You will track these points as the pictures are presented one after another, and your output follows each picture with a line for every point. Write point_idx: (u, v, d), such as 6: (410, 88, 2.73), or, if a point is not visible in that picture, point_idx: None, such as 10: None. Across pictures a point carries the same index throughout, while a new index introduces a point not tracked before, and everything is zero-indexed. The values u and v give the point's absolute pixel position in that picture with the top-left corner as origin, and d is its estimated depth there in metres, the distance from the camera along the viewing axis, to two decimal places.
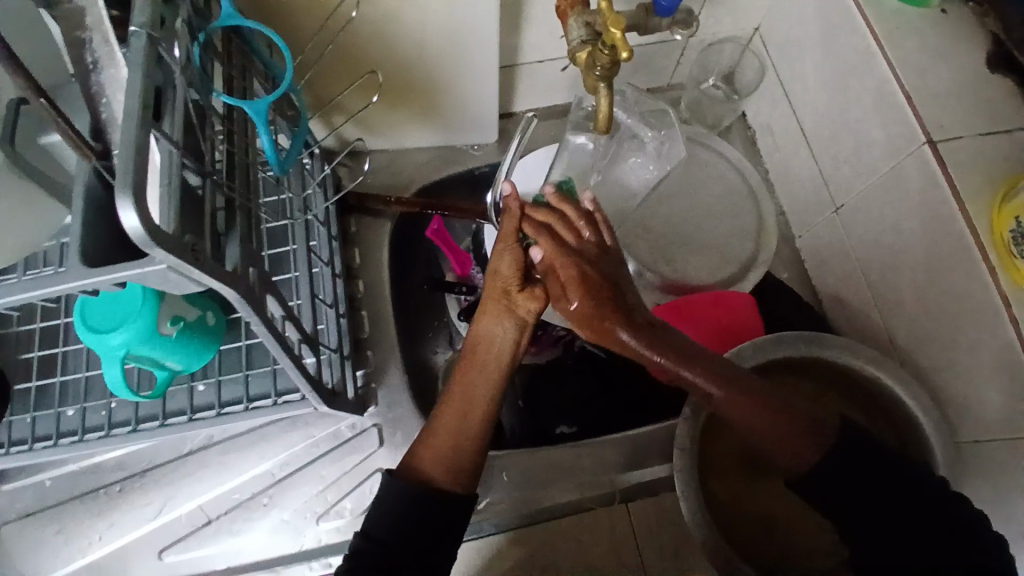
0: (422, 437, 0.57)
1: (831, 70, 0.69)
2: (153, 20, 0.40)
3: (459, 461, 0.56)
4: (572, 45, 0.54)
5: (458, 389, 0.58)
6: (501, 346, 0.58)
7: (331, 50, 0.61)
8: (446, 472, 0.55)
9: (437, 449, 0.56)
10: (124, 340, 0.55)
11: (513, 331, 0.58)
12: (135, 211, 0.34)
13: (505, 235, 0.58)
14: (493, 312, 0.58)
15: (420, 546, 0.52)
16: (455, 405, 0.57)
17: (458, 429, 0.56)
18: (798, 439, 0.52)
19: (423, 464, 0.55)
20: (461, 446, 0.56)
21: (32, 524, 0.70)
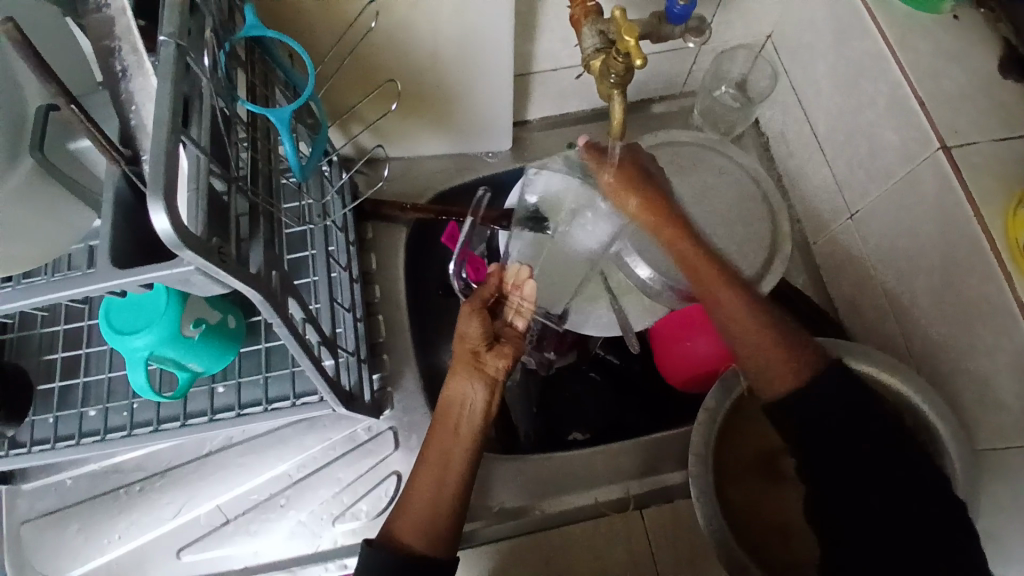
0: (400, 505, 0.58)
1: (843, 75, 0.70)
2: (181, 30, 0.41)
3: (438, 518, 0.57)
4: (585, 53, 0.55)
5: (432, 454, 0.60)
6: (471, 405, 0.61)
7: (350, 60, 0.63)
8: (425, 533, 0.56)
9: (416, 515, 0.56)
10: (148, 341, 0.56)
11: (484, 391, 0.61)
12: (166, 214, 0.35)
13: (477, 305, 0.65)
14: (464, 372, 0.61)
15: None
16: (431, 464, 0.59)
17: (436, 490, 0.58)
18: (778, 362, 0.57)
19: (403, 529, 0.56)
20: (438, 507, 0.57)
21: (55, 522, 0.71)
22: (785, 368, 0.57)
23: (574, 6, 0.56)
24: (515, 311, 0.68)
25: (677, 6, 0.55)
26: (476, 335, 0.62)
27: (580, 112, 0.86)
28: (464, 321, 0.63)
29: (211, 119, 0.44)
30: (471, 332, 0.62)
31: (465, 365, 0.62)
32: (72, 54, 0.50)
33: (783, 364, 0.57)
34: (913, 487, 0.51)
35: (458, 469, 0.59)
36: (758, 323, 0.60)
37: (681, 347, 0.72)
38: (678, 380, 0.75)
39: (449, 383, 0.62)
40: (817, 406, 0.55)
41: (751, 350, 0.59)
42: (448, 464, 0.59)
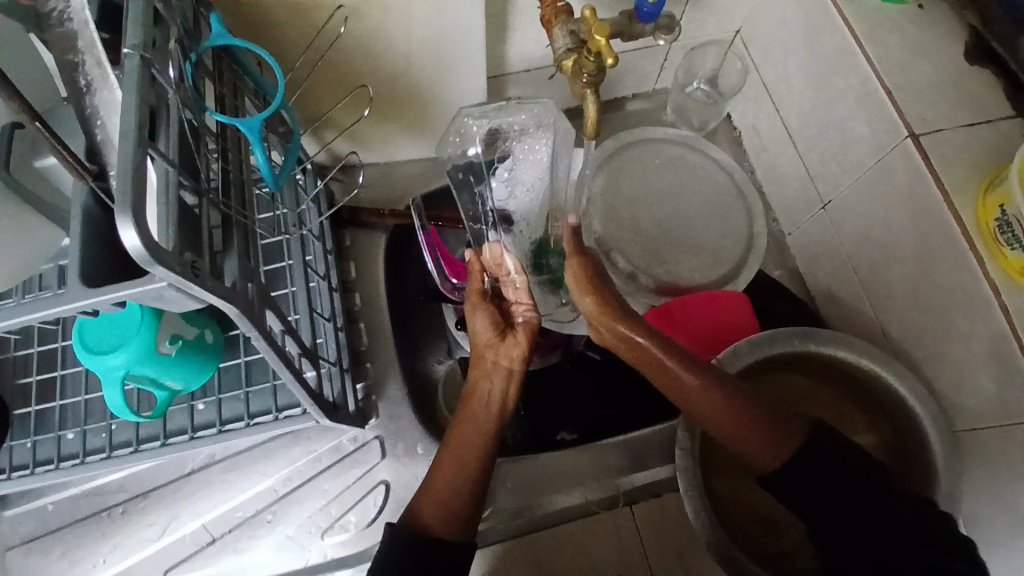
0: (420, 491, 0.57)
1: (812, 68, 0.71)
2: (146, 42, 0.40)
3: (462, 502, 0.55)
4: (558, 53, 0.55)
5: (451, 444, 0.58)
6: (494, 397, 0.60)
7: (321, 67, 0.62)
8: (448, 514, 0.55)
9: (437, 497, 0.55)
10: (122, 360, 0.55)
11: (503, 380, 0.61)
12: (136, 230, 0.35)
13: (478, 292, 0.63)
14: (480, 369, 0.61)
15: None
16: (450, 451, 0.58)
17: (454, 479, 0.56)
18: (768, 441, 0.52)
19: (426, 514, 0.55)
20: (460, 495, 0.56)
21: (34, 550, 0.70)
22: (769, 448, 0.51)
23: (544, 7, 0.56)
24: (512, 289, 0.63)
25: (647, 6, 0.55)
26: (485, 324, 0.62)
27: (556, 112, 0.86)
28: (475, 312, 0.63)
29: (180, 131, 0.43)
30: (478, 320, 0.62)
31: (481, 354, 0.62)
32: (34, 69, 0.49)
33: (778, 446, 0.51)
34: (902, 496, 0.49)
35: (479, 452, 0.57)
36: (729, 407, 0.53)
37: None
38: None
39: (475, 374, 0.62)
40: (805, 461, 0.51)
41: (740, 434, 0.53)
42: (464, 451, 0.58)
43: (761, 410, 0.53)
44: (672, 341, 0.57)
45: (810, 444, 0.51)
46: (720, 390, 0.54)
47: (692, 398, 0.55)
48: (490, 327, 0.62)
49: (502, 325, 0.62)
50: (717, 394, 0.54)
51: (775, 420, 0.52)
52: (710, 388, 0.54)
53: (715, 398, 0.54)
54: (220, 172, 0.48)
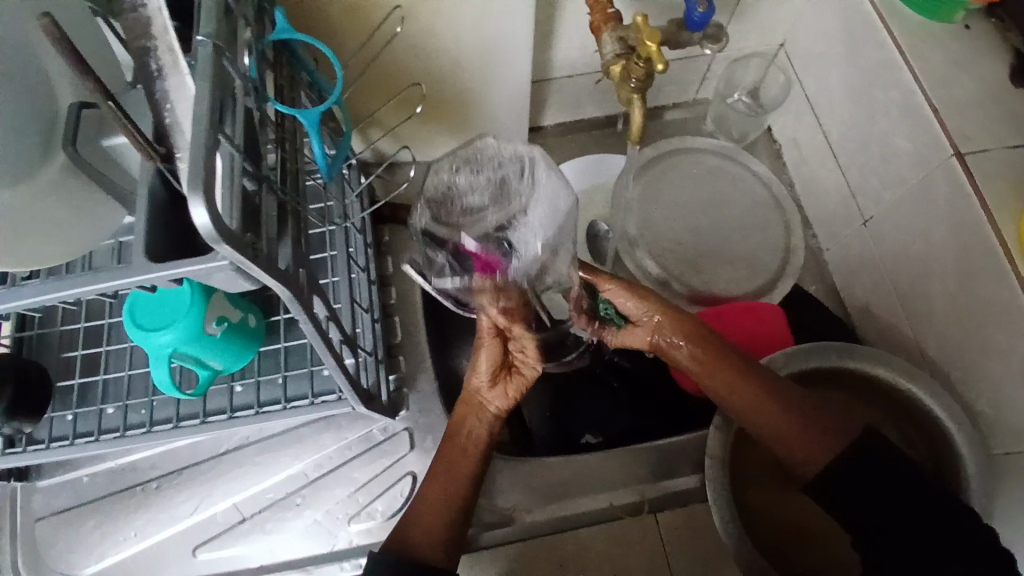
0: (410, 510, 0.60)
1: (856, 83, 0.70)
2: (218, 32, 0.43)
3: (445, 527, 0.58)
4: (606, 59, 0.56)
5: (443, 466, 0.61)
6: (479, 430, 0.62)
7: (374, 66, 0.64)
8: (434, 538, 0.57)
9: (427, 519, 0.59)
10: (171, 338, 0.57)
11: (489, 421, 0.63)
12: (206, 209, 0.36)
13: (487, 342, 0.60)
14: (469, 406, 0.63)
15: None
16: (438, 476, 0.61)
17: (444, 505, 0.59)
18: (819, 445, 0.55)
19: (417, 537, 0.57)
20: (446, 520, 0.59)
21: (71, 520, 0.72)
22: (819, 448, 0.54)
23: (594, 12, 0.56)
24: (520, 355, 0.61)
25: (697, 14, 0.55)
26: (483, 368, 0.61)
27: (595, 119, 0.87)
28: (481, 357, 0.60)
29: (244, 119, 0.45)
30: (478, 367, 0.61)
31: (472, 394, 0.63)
32: (105, 54, 0.51)
33: (826, 452, 0.54)
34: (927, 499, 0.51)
35: (464, 480, 0.61)
36: (783, 408, 0.57)
37: None
38: (692, 385, 0.75)
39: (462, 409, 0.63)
40: (841, 470, 0.53)
41: (794, 440, 0.56)
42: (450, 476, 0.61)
43: (811, 415, 0.56)
44: (730, 350, 0.60)
45: (862, 446, 0.54)
46: (775, 397, 0.57)
47: (747, 407, 0.58)
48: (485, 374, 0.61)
49: (500, 370, 0.62)
50: (772, 402, 0.57)
51: (825, 426, 0.55)
52: (766, 398, 0.57)
53: (770, 408, 0.57)
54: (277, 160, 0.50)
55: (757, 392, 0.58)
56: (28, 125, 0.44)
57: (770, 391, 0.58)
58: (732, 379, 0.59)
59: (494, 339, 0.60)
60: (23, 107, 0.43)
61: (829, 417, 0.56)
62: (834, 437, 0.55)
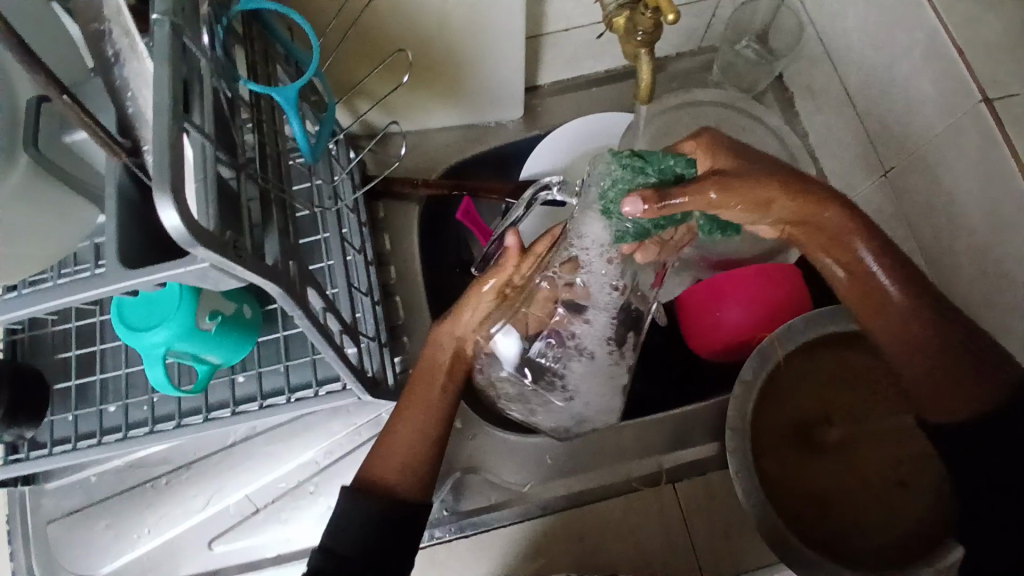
0: (382, 438, 0.55)
1: (876, 21, 0.65)
2: (176, 7, 0.38)
3: (419, 463, 0.54)
4: (608, 11, 0.50)
5: (414, 398, 0.55)
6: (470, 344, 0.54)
7: (354, 32, 0.59)
8: (404, 470, 0.53)
9: (395, 452, 0.54)
10: (164, 337, 0.55)
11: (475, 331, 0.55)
12: (176, 209, 0.33)
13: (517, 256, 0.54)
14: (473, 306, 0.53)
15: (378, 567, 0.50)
16: (415, 404, 0.54)
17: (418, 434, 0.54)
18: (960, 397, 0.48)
19: (386, 472, 0.53)
20: (417, 449, 0.54)
21: (84, 519, 0.71)
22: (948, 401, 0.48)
23: None
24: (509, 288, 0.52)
25: None
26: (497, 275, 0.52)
27: (594, 75, 0.82)
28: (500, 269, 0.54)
29: (215, 102, 0.41)
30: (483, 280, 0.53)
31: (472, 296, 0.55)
32: (57, 39, 0.47)
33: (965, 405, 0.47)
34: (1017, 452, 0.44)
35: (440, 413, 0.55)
36: (925, 357, 0.48)
37: (710, 317, 0.70)
38: (707, 352, 0.73)
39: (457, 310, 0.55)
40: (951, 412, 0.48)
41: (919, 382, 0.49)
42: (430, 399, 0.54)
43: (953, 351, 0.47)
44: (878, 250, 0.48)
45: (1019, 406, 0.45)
46: (924, 330, 0.48)
47: (890, 326, 0.50)
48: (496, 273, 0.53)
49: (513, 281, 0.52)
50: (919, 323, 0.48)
51: (956, 383, 0.47)
52: (904, 304, 0.49)
53: (918, 337, 0.48)
54: (256, 143, 0.46)
55: (906, 310, 0.49)
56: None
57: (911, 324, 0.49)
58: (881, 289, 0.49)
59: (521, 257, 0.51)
60: None
61: (965, 370, 0.47)
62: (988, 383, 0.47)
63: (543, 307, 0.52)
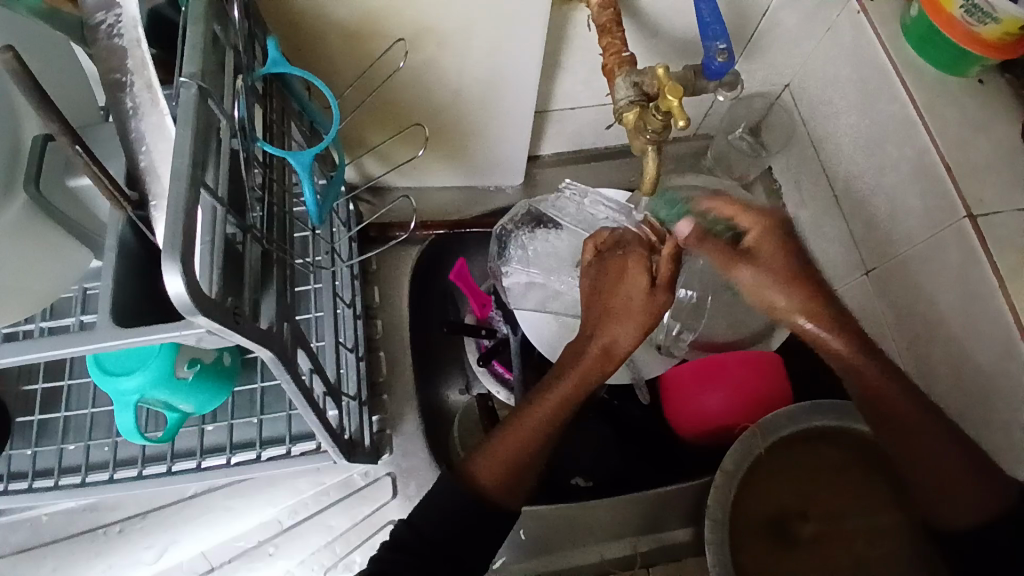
0: (486, 445, 0.57)
1: (865, 132, 0.69)
2: (204, 71, 0.38)
3: (522, 472, 0.56)
4: (618, 106, 0.53)
5: (551, 400, 0.58)
6: (615, 354, 0.58)
7: (373, 97, 0.61)
8: (502, 482, 0.55)
9: (499, 460, 0.56)
10: (138, 383, 0.53)
11: (628, 340, 0.58)
12: (182, 276, 0.32)
13: (626, 236, 0.64)
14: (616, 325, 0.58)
15: (444, 562, 0.52)
16: (546, 410, 0.58)
17: (531, 447, 0.57)
18: (965, 507, 0.51)
19: (485, 474, 0.55)
20: (522, 460, 0.56)
21: (24, 563, 0.67)
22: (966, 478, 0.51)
23: (607, 55, 0.54)
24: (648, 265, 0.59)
25: (716, 62, 0.53)
26: (640, 272, 0.58)
27: (591, 150, 0.84)
28: (631, 262, 0.59)
29: (230, 163, 0.41)
30: (646, 296, 0.57)
31: (619, 289, 0.58)
32: (71, 79, 0.46)
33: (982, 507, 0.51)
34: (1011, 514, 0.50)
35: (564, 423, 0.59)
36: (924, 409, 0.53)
37: (694, 399, 0.70)
38: (682, 428, 0.72)
39: (605, 314, 0.59)
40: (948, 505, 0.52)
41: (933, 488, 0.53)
42: (547, 414, 0.57)
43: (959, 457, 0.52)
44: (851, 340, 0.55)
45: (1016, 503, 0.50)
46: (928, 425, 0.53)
47: (888, 406, 0.53)
48: (649, 289, 0.58)
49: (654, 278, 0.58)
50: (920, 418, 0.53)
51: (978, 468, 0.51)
52: (866, 356, 0.55)
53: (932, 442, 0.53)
54: (263, 204, 0.46)
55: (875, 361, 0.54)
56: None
57: (918, 399, 0.53)
58: (883, 383, 0.54)
59: (666, 291, 0.58)
60: None
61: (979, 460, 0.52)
62: (993, 483, 0.51)
63: (640, 262, 0.59)
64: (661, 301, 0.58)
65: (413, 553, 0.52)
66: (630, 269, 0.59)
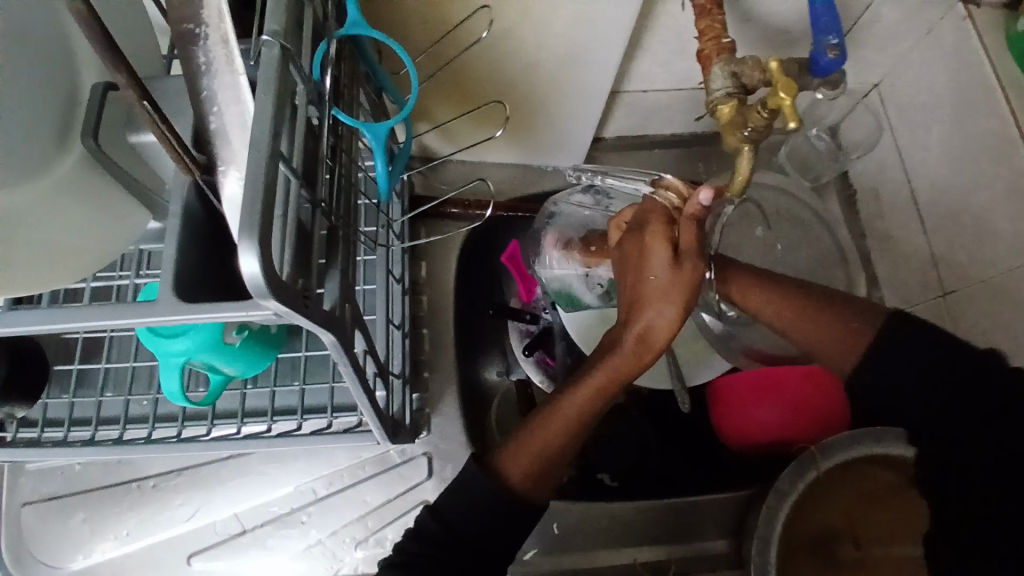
0: (517, 436, 0.54)
1: (960, 145, 0.64)
2: (286, 32, 0.36)
3: (553, 462, 0.53)
4: (713, 96, 0.48)
5: (583, 392, 0.53)
6: (650, 330, 0.50)
7: (443, 67, 0.57)
8: (532, 478, 0.53)
9: (527, 453, 0.53)
10: (186, 346, 0.51)
11: (664, 318, 0.49)
12: (257, 258, 0.30)
13: (646, 205, 0.53)
14: (650, 299, 0.49)
15: (500, 545, 0.52)
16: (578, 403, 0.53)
17: (564, 440, 0.53)
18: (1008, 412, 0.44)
19: (514, 468, 0.52)
20: (557, 451, 0.53)
21: (59, 509, 0.67)
22: None
23: (703, 40, 0.50)
24: (668, 238, 0.49)
25: (825, 58, 0.48)
26: (659, 243, 0.49)
27: (658, 136, 0.80)
28: (649, 235, 0.49)
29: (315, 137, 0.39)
30: (675, 274, 0.48)
31: (641, 269, 0.50)
32: (137, 28, 0.44)
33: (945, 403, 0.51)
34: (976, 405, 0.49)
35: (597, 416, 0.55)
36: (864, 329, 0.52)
37: (743, 411, 0.68)
38: (735, 438, 0.69)
39: (635, 300, 0.50)
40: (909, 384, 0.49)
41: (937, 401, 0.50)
42: (580, 412, 0.53)
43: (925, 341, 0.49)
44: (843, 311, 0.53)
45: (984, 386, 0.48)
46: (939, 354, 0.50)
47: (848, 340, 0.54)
48: (674, 263, 0.48)
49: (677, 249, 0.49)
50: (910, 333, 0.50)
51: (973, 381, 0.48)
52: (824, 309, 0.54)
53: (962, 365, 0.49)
54: (331, 177, 0.43)
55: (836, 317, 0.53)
56: (36, 117, 0.36)
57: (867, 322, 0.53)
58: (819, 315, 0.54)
59: (695, 259, 0.48)
60: (31, 91, 0.36)
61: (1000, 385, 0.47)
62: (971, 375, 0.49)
63: (661, 232, 0.49)
64: (691, 272, 0.48)
65: (438, 546, 0.51)
66: (641, 243, 0.50)
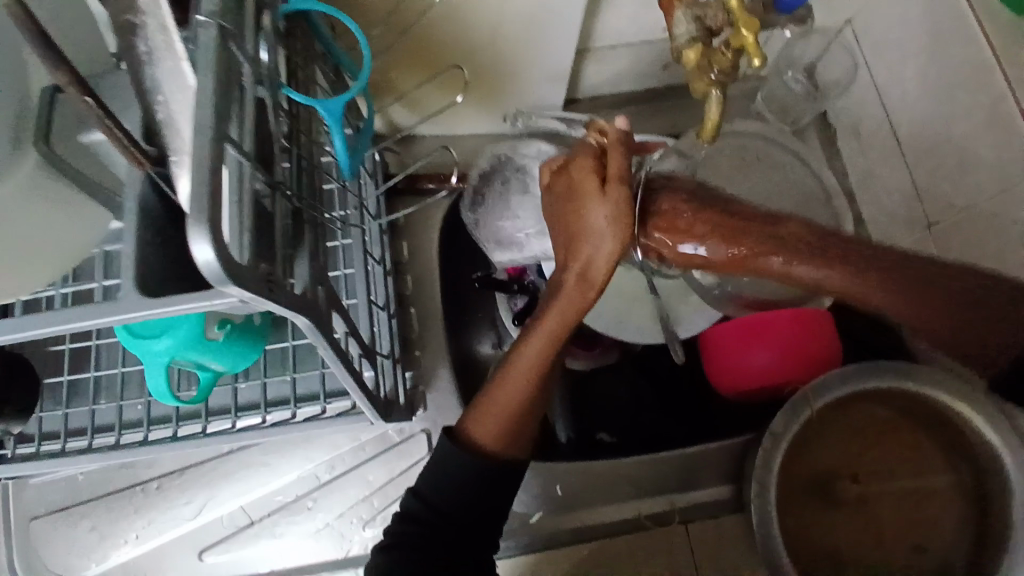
0: (483, 394, 0.53)
1: (935, 75, 0.62)
2: (223, 12, 0.34)
3: (522, 417, 0.53)
4: (678, 43, 0.47)
5: (539, 341, 0.51)
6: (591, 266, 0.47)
7: (401, 39, 0.56)
8: (498, 435, 0.52)
9: (492, 414, 0.52)
10: (168, 345, 0.50)
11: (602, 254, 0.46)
12: (211, 243, 0.30)
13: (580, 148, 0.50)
14: (579, 229, 0.46)
15: (484, 513, 0.52)
16: (533, 352, 0.51)
17: (527, 394, 0.52)
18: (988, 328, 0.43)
19: (483, 428, 0.52)
20: (519, 412, 0.52)
21: (66, 519, 0.68)
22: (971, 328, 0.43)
23: None
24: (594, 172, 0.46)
25: None
26: (586, 178, 0.46)
27: (632, 93, 0.78)
28: (576, 170, 0.47)
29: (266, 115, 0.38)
30: (605, 204, 0.45)
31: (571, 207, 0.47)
32: (79, 26, 0.42)
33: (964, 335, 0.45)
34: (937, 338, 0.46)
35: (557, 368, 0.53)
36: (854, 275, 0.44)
37: (736, 357, 0.67)
38: (728, 385, 0.69)
39: (569, 239, 0.47)
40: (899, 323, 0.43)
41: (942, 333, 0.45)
42: (536, 362, 0.51)
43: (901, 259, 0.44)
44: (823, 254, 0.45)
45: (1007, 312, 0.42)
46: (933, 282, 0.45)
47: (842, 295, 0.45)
48: (602, 197, 0.45)
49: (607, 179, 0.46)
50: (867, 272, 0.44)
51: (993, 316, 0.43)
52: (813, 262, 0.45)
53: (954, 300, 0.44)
54: (290, 158, 0.42)
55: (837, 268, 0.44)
56: None
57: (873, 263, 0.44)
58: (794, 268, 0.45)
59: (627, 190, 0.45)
60: None
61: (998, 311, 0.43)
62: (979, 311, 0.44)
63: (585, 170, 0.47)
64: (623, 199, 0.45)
65: (431, 523, 0.51)
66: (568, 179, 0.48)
